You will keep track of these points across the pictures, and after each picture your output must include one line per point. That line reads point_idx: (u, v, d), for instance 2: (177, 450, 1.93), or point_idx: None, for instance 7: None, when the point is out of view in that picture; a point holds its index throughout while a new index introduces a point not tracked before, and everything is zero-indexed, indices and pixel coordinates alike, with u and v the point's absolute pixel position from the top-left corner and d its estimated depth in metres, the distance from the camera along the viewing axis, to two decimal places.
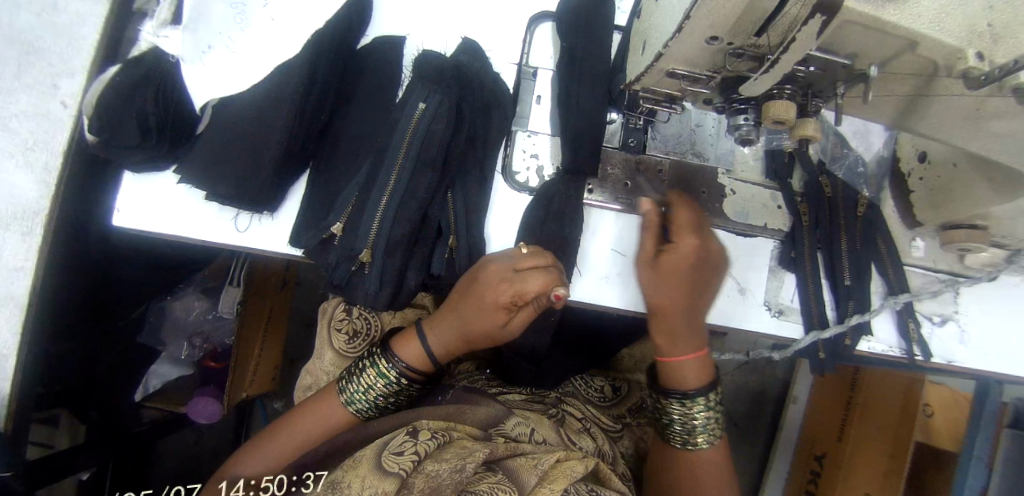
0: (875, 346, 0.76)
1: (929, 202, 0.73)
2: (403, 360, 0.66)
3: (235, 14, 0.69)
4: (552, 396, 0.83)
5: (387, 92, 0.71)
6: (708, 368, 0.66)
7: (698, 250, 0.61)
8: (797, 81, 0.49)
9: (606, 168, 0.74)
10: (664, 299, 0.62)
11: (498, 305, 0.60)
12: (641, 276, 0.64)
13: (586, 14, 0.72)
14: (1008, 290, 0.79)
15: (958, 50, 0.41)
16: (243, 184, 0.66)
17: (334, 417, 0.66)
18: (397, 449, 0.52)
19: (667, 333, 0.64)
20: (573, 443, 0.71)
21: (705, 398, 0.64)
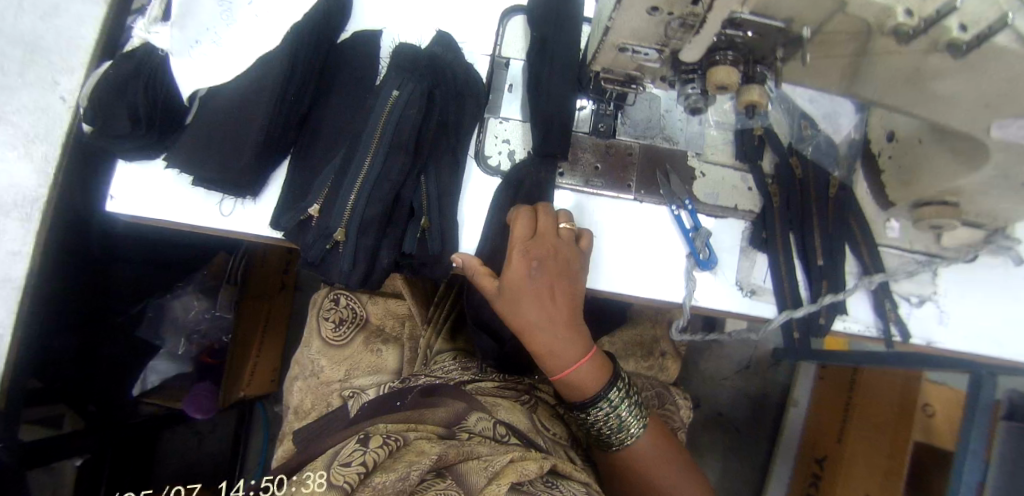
0: (851, 326, 0.75)
1: (898, 181, 0.73)
2: None
3: (222, 10, 0.74)
4: (526, 381, 0.87)
5: (364, 82, 0.74)
6: (603, 369, 0.67)
7: (529, 262, 0.62)
8: (738, 47, 0.50)
9: (577, 153, 0.76)
10: (523, 321, 0.62)
11: None
12: (499, 307, 0.64)
13: (554, 6, 0.74)
14: (988, 271, 0.79)
15: (886, 8, 0.43)
16: (225, 168, 0.69)
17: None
18: (344, 460, 0.52)
19: (549, 353, 0.64)
20: (546, 428, 0.75)
21: (613, 393, 0.66)
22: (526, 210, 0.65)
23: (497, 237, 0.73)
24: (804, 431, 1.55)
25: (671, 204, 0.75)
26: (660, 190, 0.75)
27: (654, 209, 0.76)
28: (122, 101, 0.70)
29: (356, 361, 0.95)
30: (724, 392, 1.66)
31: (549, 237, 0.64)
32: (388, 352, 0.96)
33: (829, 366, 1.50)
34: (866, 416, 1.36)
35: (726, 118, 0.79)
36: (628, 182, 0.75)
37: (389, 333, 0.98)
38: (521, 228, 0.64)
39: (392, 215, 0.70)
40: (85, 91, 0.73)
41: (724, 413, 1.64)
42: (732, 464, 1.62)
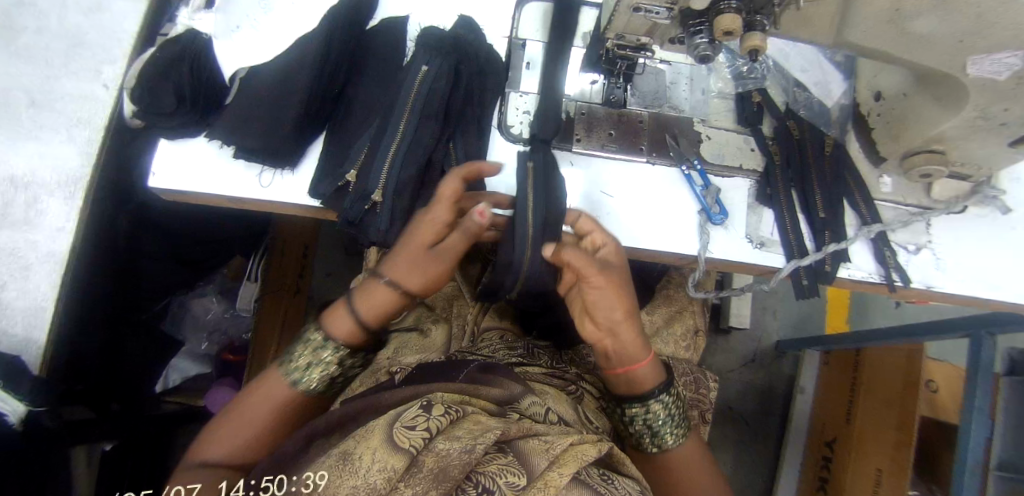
0: (855, 273, 0.80)
1: (888, 135, 0.80)
2: (335, 335, 0.70)
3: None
4: (572, 372, 0.91)
5: (393, 61, 0.81)
6: (658, 370, 0.75)
7: (613, 256, 0.69)
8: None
9: (593, 122, 0.82)
10: (617, 303, 0.68)
11: (416, 267, 0.69)
12: (600, 287, 0.67)
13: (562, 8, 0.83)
14: (977, 221, 0.85)
15: None
16: (267, 140, 0.74)
17: (272, 395, 0.69)
18: (408, 423, 0.52)
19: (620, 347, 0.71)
20: (588, 421, 0.78)
21: (664, 394, 0.73)
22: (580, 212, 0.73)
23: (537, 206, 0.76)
24: (812, 419, 1.57)
25: (681, 165, 0.81)
26: (669, 153, 0.81)
27: (666, 171, 0.81)
28: (167, 82, 0.74)
29: (403, 341, 0.97)
30: (732, 386, 1.67)
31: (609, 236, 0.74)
32: (436, 332, 1.00)
33: (832, 350, 1.53)
34: (870, 395, 1.39)
35: (727, 87, 0.86)
36: (639, 146, 0.81)
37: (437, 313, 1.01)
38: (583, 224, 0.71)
39: (424, 178, 0.75)
40: (130, 74, 0.79)
41: (734, 405, 1.66)
42: (744, 457, 1.63)
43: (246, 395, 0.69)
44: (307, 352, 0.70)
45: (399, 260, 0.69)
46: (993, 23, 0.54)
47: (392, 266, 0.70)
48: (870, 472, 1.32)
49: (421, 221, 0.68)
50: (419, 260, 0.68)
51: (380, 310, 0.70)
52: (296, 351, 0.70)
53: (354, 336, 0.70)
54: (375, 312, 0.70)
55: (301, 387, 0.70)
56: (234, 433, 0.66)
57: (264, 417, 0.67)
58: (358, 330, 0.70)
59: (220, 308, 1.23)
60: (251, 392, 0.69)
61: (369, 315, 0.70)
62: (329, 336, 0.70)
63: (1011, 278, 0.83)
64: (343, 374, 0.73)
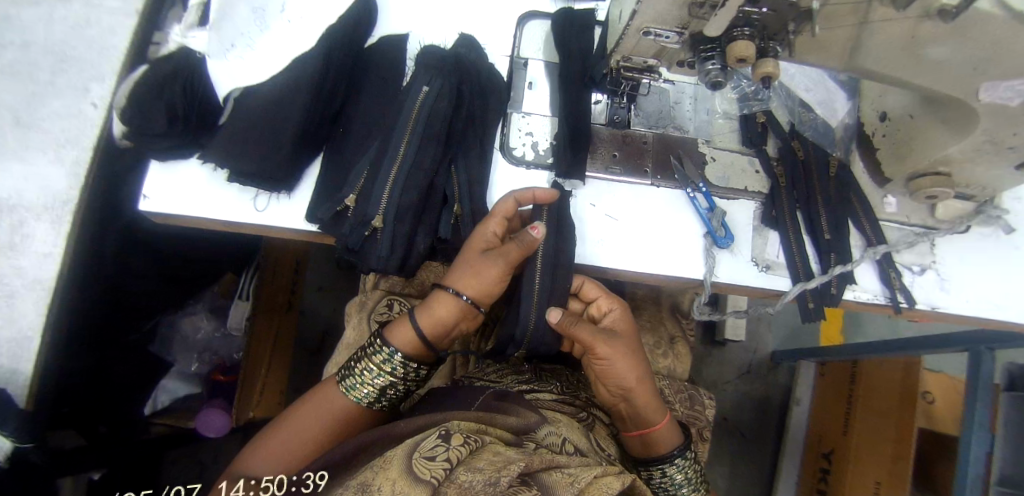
0: (860, 295, 0.80)
1: (893, 157, 0.79)
2: (397, 347, 0.71)
3: (256, 17, 0.80)
4: (583, 397, 0.90)
5: (393, 81, 0.79)
6: (676, 429, 0.77)
7: (623, 322, 0.76)
8: (754, 24, 0.56)
9: (597, 143, 0.81)
10: (626, 375, 0.73)
11: (476, 272, 0.70)
12: (608, 355, 0.72)
13: (571, 36, 0.82)
14: (980, 241, 0.85)
15: None
16: (262, 163, 0.72)
17: (327, 405, 0.72)
18: (428, 453, 0.54)
19: (645, 407, 0.74)
20: (601, 448, 0.77)
21: (681, 457, 0.75)
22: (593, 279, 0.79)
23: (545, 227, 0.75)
24: (808, 429, 1.57)
25: (687, 187, 0.80)
26: (674, 175, 0.80)
27: (670, 192, 0.80)
28: (157, 101, 0.71)
29: None
30: (728, 397, 1.67)
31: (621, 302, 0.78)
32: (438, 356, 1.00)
33: (828, 362, 1.54)
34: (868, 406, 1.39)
35: (731, 108, 0.85)
36: (644, 169, 0.80)
37: None
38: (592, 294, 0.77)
39: (426, 202, 0.73)
40: (118, 94, 0.76)
41: (730, 417, 1.66)
42: (740, 469, 1.63)
43: (305, 402, 0.73)
44: (364, 362, 0.72)
45: (458, 271, 0.71)
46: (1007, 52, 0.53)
47: (451, 278, 0.72)
48: (868, 485, 1.31)
49: (478, 231, 0.72)
50: (478, 270, 0.70)
51: (438, 321, 0.72)
52: (355, 362, 0.73)
53: (413, 348, 0.71)
54: (434, 325, 0.71)
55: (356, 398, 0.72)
56: (289, 436, 0.70)
57: (316, 424, 0.71)
58: (417, 342, 0.72)
59: (211, 326, 1.19)
60: (310, 399, 0.73)
61: (429, 327, 0.71)
62: (383, 346, 0.71)
63: (1014, 298, 0.83)
64: (399, 390, 0.74)
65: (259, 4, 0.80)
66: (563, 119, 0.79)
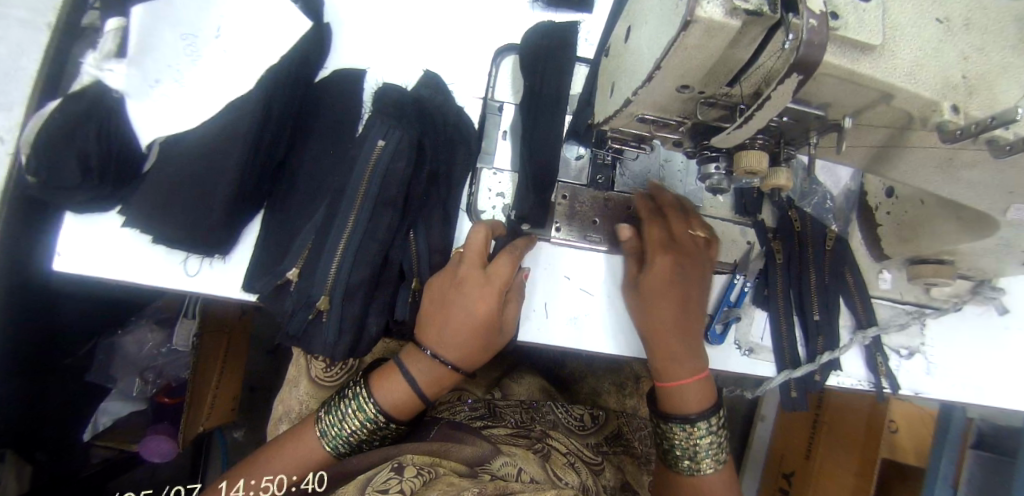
0: (844, 381, 0.75)
1: (895, 237, 0.73)
2: (383, 403, 0.64)
3: (186, 45, 0.70)
4: (537, 429, 0.84)
5: (344, 127, 0.71)
6: (709, 391, 0.67)
7: (674, 265, 0.66)
8: (770, 131, 0.47)
9: (575, 206, 0.73)
10: (654, 324, 0.66)
11: (471, 341, 0.63)
12: (635, 302, 0.68)
13: (543, 58, 0.71)
14: (972, 320, 0.80)
15: (933, 103, 0.42)
16: (191, 229, 0.64)
17: (305, 446, 0.66)
18: (380, 487, 0.53)
19: (668, 357, 0.66)
20: (558, 478, 0.69)
21: (708, 418, 0.65)
22: (677, 219, 0.69)
23: None
24: (769, 445, 1.57)
25: None
26: None
27: None
28: (71, 147, 0.62)
29: None
30: None
31: (688, 244, 0.68)
32: None
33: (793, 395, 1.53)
34: (833, 434, 1.38)
35: None
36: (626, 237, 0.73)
37: None
38: (655, 233, 0.68)
39: (379, 278, 0.66)
40: (27, 132, 0.66)
41: None
42: None
43: (286, 437, 0.68)
44: (343, 411, 0.66)
45: (433, 322, 0.64)
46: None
47: (423, 327, 0.65)
48: None
49: (444, 271, 0.65)
50: (463, 319, 0.62)
51: (432, 378, 0.65)
52: (335, 404, 0.67)
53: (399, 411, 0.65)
54: (421, 379, 0.65)
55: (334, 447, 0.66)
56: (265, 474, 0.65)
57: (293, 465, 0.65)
58: (406, 403, 0.65)
59: (155, 343, 1.08)
60: (291, 434, 0.67)
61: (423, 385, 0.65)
62: (364, 398, 0.65)
63: (999, 382, 0.79)
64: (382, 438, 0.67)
65: (189, 29, 0.70)
66: (523, 167, 0.69)
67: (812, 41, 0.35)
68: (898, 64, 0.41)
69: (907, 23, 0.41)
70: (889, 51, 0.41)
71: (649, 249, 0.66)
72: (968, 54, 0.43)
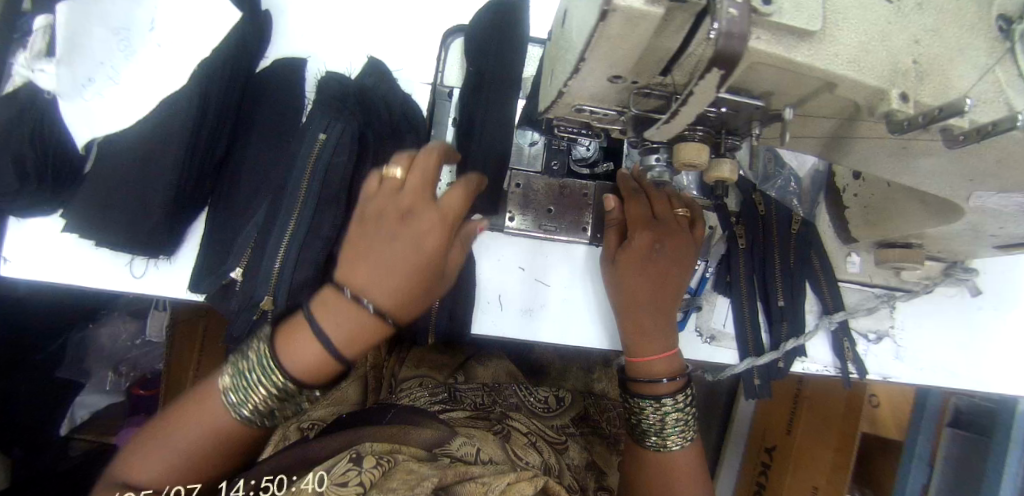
0: (809, 367, 0.74)
1: (863, 220, 0.70)
2: (293, 366, 0.47)
3: (120, 41, 0.69)
4: (498, 411, 0.87)
5: (287, 119, 0.69)
6: (679, 367, 0.66)
7: (653, 242, 0.65)
8: (709, 122, 0.45)
9: (529, 195, 0.70)
10: (630, 297, 0.65)
11: (405, 284, 0.47)
12: (611, 276, 0.67)
13: (495, 38, 0.68)
14: (945, 302, 0.78)
15: (880, 91, 0.39)
16: (131, 233, 0.64)
17: (214, 416, 0.48)
18: (339, 480, 0.47)
19: (640, 331, 0.65)
20: (519, 458, 0.71)
21: (675, 395, 0.64)
22: (656, 194, 0.68)
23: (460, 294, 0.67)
24: (752, 420, 1.57)
25: None
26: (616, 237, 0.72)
27: None
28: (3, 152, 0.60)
29: None
30: None
31: (669, 221, 0.67)
32: (348, 386, 0.94)
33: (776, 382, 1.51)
34: (813, 410, 1.38)
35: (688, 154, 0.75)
36: (583, 226, 0.71)
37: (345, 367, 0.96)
38: (635, 210, 0.67)
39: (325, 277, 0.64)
40: None
41: None
42: None
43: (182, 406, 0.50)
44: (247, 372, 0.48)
45: (360, 258, 0.48)
46: (1019, 158, 0.45)
47: (346, 265, 0.49)
48: (806, 485, 1.32)
49: (379, 196, 0.51)
50: (406, 252, 0.47)
51: (351, 335, 0.47)
52: (235, 365, 0.49)
53: (305, 377, 0.48)
54: (340, 335, 0.47)
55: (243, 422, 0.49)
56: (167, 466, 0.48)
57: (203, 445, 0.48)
58: (316, 366, 0.48)
59: (130, 334, 1.13)
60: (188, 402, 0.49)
61: (336, 342, 0.47)
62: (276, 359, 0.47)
63: (970, 365, 0.77)
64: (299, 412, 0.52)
65: (120, 24, 0.69)
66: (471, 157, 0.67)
67: (732, 33, 0.33)
68: (841, 50, 0.38)
69: (851, 5, 0.38)
70: (830, 36, 0.37)
71: (629, 224, 0.65)
72: (918, 37, 0.40)
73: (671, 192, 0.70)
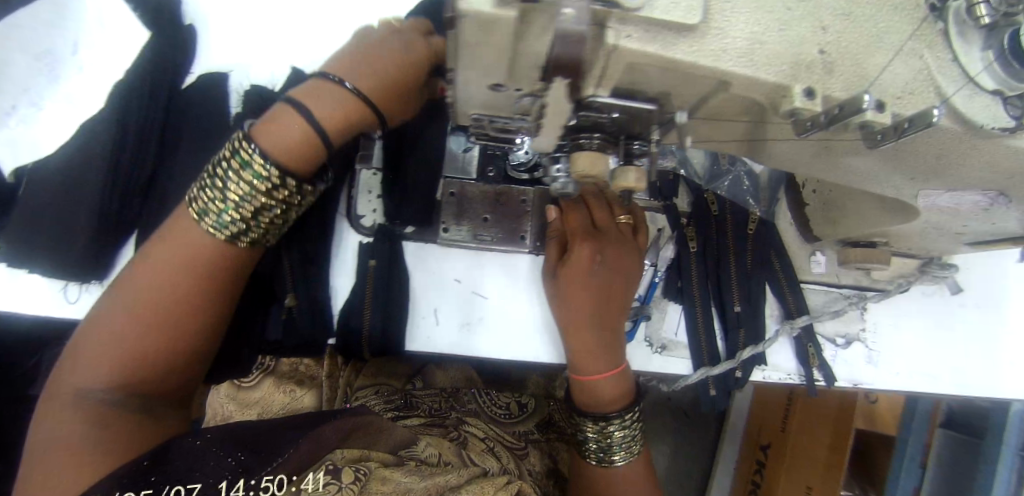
0: (771, 375, 0.69)
1: (824, 218, 0.65)
2: (273, 150, 0.51)
3: (42, 65, 0.66)
4: (453, 417, 0.89)
5: (212, 134, 0.67)
6: (628, 387, 0.63)
7: (594, 255, 0.60)
8: (605, 129, 0.41)
9: (465, 204, 0.67)
10: (573, 314, 0.60)
11: (377, 72, 0.53)
12: (554, 292, 0.62)
13: None
14: (923, 300, 0.72)
15: (781, 88, 0.34)
16: (55, 260, 0.62)
17: (190, 253, 0.52)
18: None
19: (583, 349, 0.61)
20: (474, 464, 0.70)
21: (622, 417, 0.61)
22: (598, 201, 0.64)
23: (392, 312, 0.65)
24: (745, 417, 1.51)
25: None
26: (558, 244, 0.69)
27: None
28: None
29: (266, 402, 0.96)
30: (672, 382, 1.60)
31: (613, 232, 0.62)
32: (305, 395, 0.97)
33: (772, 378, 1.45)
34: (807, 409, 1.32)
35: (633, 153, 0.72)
36: (521, 234, 0.68)
37: (304, 373, 1.00)
38: (576, 221, 0.62)
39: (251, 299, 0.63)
40: None
41: (673, 398, 1.59)
42: (683, 450, 1.55)
43: (132, 303, 0.51)
44: (220, 177, 0.52)
45: (337, 60, 0.54)
46: (959, 153, 0.40)
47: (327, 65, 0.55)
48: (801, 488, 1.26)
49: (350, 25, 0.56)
50: (376, 50, 0.53)
51: (333, 112, 0.53)
52: (206, 172, 0.53)
53: (290, 158, 0.52)
54: (319, 114, 0.53)
55: (226, 236, 0.53)
56: (144, 353, 0.51)
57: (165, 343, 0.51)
58: (302, 144, 0.53)
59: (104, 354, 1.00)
60: (140, 299, 0.51)
61: (320, 120, 0.53)
62: (245, 148, 0.51)
63: (950, 367, 0.71)
64: (282, 225, 0.56)
65: (40, 48, 0.67)
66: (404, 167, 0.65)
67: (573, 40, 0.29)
68: (730, 43, 0.33)
69: None
70: (717, 29, 0.33)
71: (569, 237, 0.60)
72: (826, 22, 0.35)
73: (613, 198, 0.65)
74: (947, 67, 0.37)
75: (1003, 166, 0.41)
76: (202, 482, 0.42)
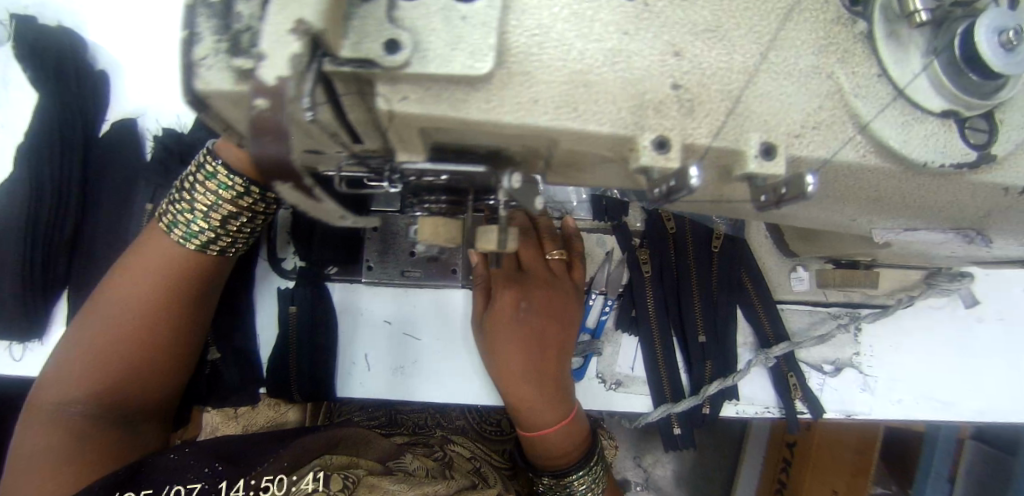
0: (745, 410, 0.60)
1: (798, 233, 0.56)
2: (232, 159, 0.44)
3: None
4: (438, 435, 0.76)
5: (129, 184, 0.64)
6: (579, 436, 0.55)
7: (516, 301, 0.55)
8: (447, 189, 0.34)
9: (391, 239, 0.63)
10: (503, 368, 0.53)
11: None
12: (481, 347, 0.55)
13: None
14: (927, 316, 0.62)
15: (625, 140, 0.26)
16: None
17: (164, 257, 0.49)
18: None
19: (521, 402, 0.53)
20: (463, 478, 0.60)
21: (581, 470, 0.54)
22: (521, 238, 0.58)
23: (316, 360, 0.61)
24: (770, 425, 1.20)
25: None
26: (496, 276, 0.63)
27: None
28: None
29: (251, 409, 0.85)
30: None
31: (540, 272, 0.58)
32: None
33: None
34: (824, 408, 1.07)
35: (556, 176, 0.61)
36: (453, 268, 0.62)
37: None
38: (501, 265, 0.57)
39: None
40: None
41: None
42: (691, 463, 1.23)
43: (107, 320, 0.50)
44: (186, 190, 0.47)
45: None
46: (901, 191, 0.30)
47: None
48: None
49: None
50: None
51: None
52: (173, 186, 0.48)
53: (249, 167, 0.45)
54: None
55: (195, 246, 0.49)
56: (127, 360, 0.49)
57: (141, 361, 0.50)
58: None
59: None
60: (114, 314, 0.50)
61: None
62: (210, 161, 0.45)
63: (963, 390, 0.60)
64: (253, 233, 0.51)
65: None
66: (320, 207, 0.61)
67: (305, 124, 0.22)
68: (542, 92, 0.25)
69: (552, 20, 0.25)
70: (523, 74, 0.25)
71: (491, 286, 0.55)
72: (682, 45, 0.26)
73: (543, 233, 0.60)
74: (872, 85, 0.27)
75: (966, 198, 0.31)
76: (202, 482, 0.44)
